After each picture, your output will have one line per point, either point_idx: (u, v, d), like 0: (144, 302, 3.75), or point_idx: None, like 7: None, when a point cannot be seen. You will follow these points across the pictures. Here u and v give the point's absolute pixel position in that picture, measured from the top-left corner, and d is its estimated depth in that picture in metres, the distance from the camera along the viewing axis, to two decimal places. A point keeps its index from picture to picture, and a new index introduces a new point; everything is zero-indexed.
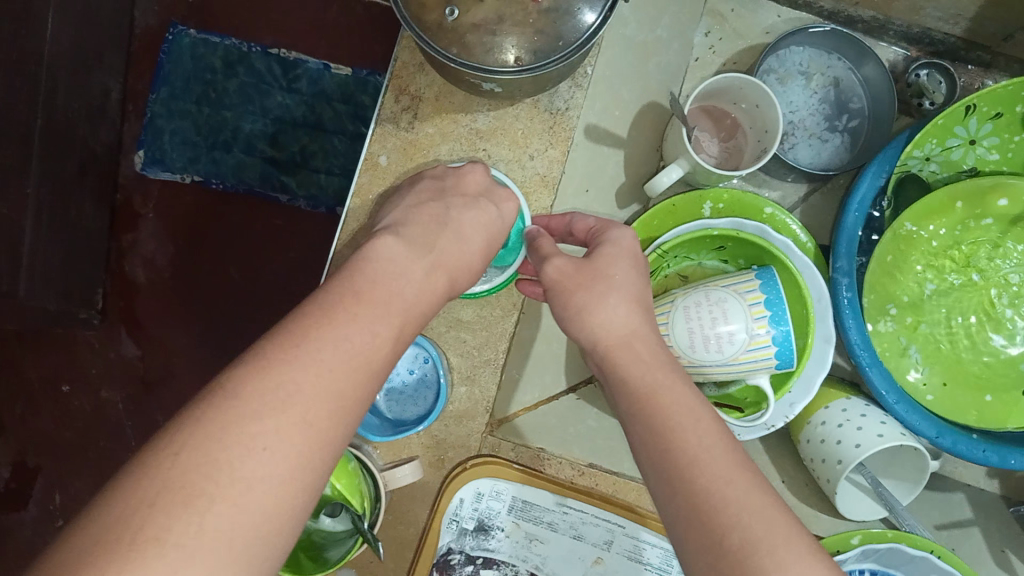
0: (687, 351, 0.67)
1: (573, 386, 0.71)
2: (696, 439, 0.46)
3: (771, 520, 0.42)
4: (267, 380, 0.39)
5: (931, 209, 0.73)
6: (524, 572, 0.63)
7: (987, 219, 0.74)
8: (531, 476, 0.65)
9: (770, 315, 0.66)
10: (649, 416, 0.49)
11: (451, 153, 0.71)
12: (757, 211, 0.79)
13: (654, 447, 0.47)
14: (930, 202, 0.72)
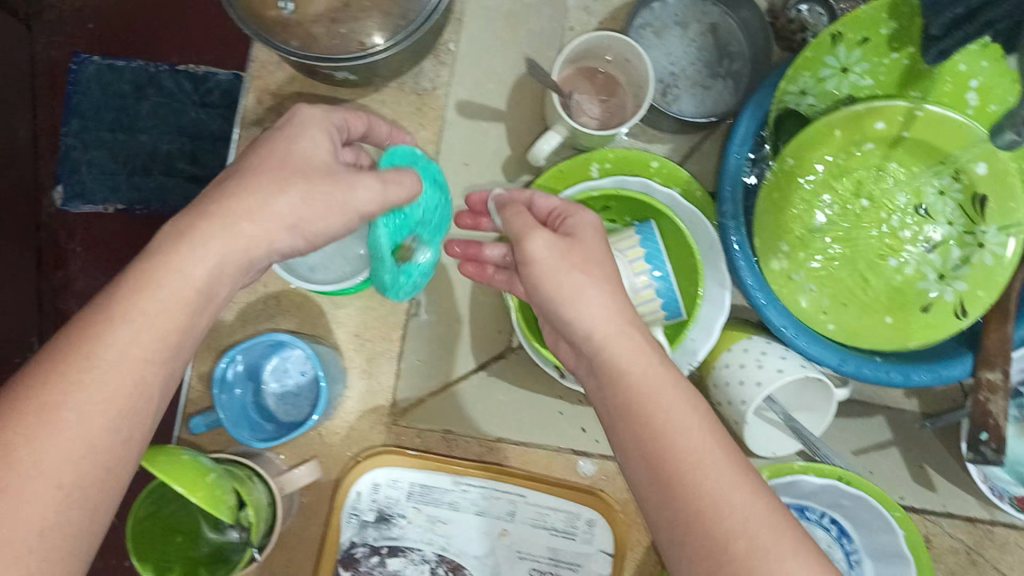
0: (579, 313, 0.67)
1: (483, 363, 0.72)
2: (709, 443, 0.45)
3: (777, 526, 0.43)
4: None
5: (810, 141, 0.72)
6: (431, 556, 0.60)
7: (869, 144, 0.75)
8: (425, 457, 0.61)
9: (652, 268, 0.66)
10: (611, 388, 0.50)
11: None
12: (643, 166, 0.78)
13: (625, 432, 0.48)
14: (808, 135, 0.72)
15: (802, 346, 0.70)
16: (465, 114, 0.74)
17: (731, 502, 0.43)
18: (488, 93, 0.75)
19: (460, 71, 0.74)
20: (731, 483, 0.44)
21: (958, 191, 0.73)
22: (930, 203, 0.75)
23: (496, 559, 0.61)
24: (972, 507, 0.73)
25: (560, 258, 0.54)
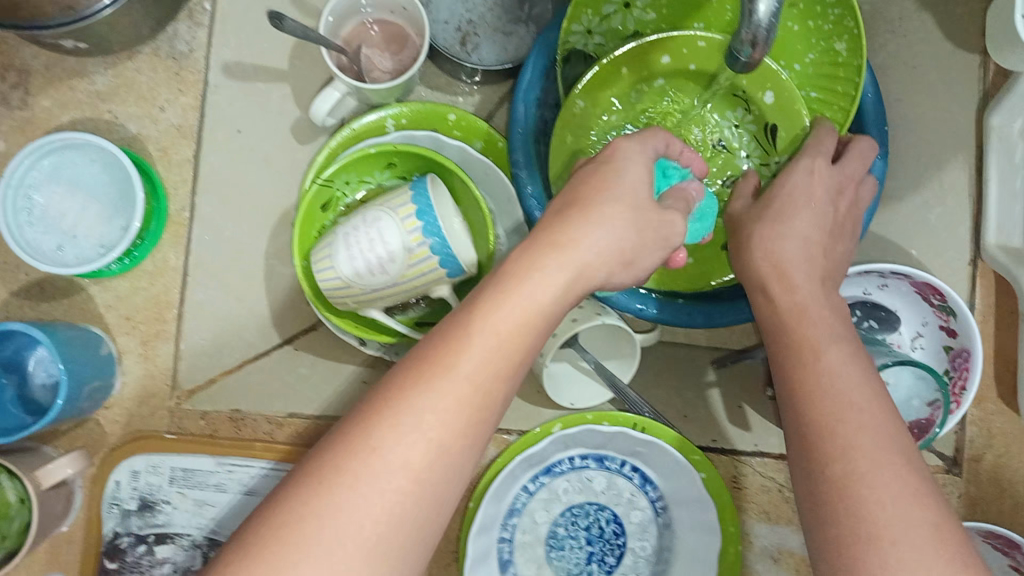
0: (354, 279, 0.63)
1: (292, 338, 0.71)
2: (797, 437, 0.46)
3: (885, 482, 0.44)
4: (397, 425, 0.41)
5: (598, 80, 0.69)
6: (200, 539, 0.65)
7: (658, 80, 0.71)
8: (183, 440, 0.66)
9: (424, 226, 0.62)
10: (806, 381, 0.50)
11: (75, 121, 0.69)
12: (439, 117, 0.74)
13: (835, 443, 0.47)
14: (596, 73, 0.68)
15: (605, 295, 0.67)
16: (234, 78, 0.71)
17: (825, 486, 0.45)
18: (262, 52, 0.72)
19: (218, 32, 0.71)
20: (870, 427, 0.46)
21: (752, 122, 0.70)
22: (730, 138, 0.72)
23: None
24: None
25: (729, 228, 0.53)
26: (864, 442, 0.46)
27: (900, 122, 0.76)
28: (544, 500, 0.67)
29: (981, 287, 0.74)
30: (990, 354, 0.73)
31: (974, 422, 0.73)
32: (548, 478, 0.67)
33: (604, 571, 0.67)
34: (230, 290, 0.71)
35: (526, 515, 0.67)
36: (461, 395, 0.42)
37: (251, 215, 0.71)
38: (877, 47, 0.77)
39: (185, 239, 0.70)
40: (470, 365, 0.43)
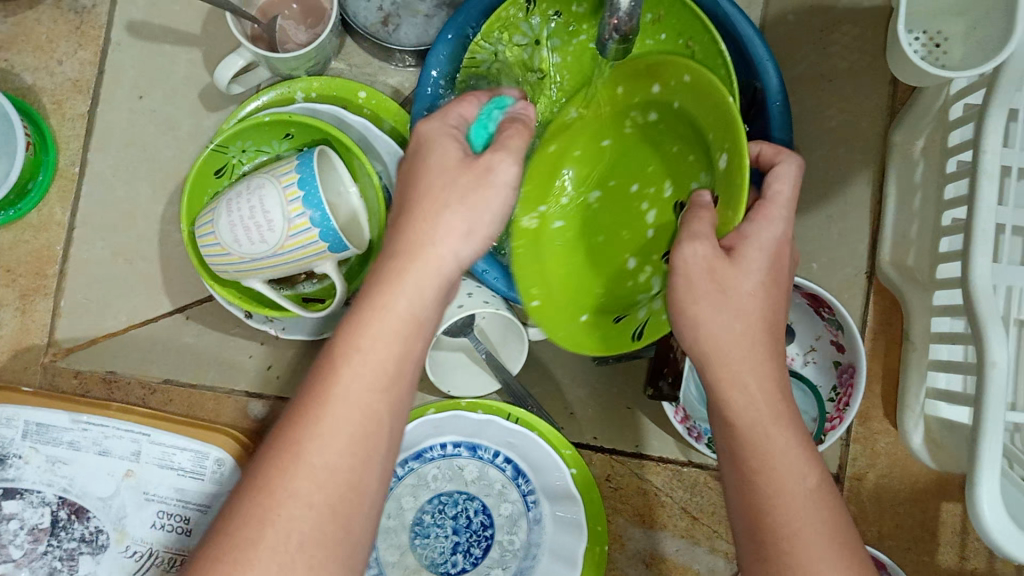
0: (233, 246, 0.63)
1: (184, 306, 0.70)
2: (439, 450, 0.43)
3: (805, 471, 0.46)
4: (330, 437, 0.43)
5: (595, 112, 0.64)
6: (51, 498, 0.60)
7: (619, 88, 0.63)
8: (42, 395, 0.60)
9: (303, 195, 0.62)
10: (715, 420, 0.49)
11: None
12: (350, 95, 0.74)
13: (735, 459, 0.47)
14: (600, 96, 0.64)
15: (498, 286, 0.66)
16: (140, 38, 0.72)
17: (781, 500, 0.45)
18: (172, 15, 0.72)
19: None
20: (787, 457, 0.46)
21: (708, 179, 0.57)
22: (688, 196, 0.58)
23: (121, 501, 0.60)
24: (669, 449, 0.69)
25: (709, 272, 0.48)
26: (782, 466, 0.46)
27: (810, 135, 0.77)
28: (413, 485, 0.67)
29: (875, 303, 0.74)
30: (880, 369, 0.73)
31: (857, 439, 0.73)
32: (417, 463, 0.67)
33: (469, 562, 0.67)
34: (122, 250, 0.71)
35: (392, 499, 0.67)
36: (353, 418, 0.44)
37: (146, 176, 0.71)
38: (796, 61, 0.78)
39: (73, 194, 0.71)
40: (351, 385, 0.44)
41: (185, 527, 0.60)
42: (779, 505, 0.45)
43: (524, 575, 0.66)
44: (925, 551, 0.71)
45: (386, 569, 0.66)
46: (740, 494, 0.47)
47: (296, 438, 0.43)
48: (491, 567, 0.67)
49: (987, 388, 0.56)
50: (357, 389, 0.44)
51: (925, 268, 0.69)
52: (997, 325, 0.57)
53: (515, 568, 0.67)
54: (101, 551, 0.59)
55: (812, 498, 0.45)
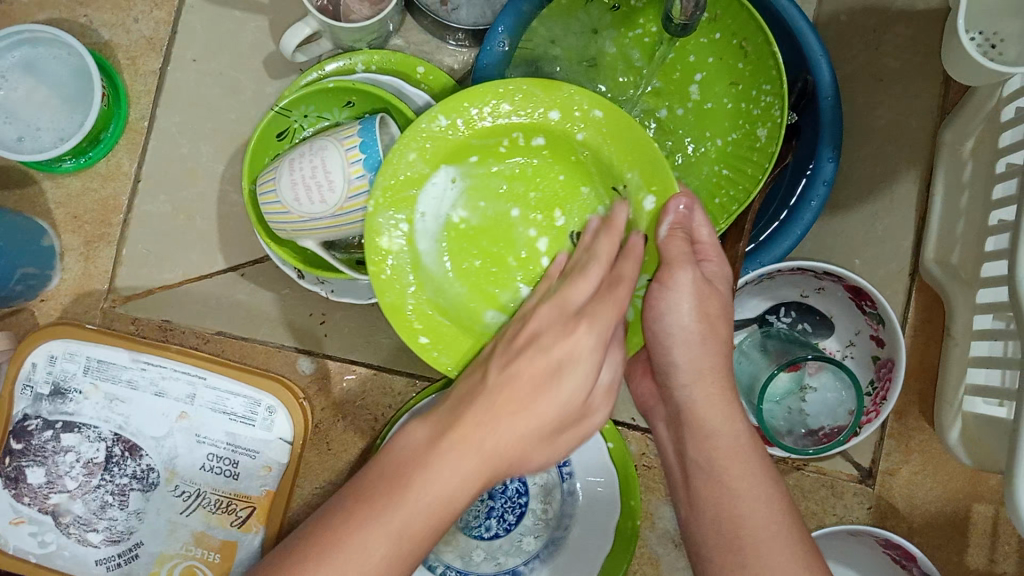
0: (291, 205, 0.64)
1: (239, 265, 0.72)
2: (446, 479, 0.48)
3: (765, 516, 0.49)
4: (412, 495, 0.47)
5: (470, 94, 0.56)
6: (107, 434, 0.62)
7: (536, 139, 0.59)
8: (104, 333, 0.62)
9: (365, 159, 0.64)
10: (692, 439, 0.53)
11: (52, 21, 0.74)
12: (409, 70, 0.75)
13: (701, 489, 0.52)
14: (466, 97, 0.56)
15: None
16: (212, 2, 0.74)
17: (747, 532, 0.48)
18: None
19: None
20: (746, 480, 0.50)
21: (616, 224, 0.59)
22: (589, 232, 0.61)
23: (173, 441, 0.62)
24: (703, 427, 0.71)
25: (699, 301, 0.55)
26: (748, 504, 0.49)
27: (859, 133, 0.78)
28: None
29: (914, 301, 0.75)
30: (916, 366, 0.74)
31: (892, 434, 0.73)
32: None
33: (503, 528, 0.68)
34: (182, 206, 0.73)
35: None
36: (429, 501, 0.47)
37: (209, 136, 0.74)
38: (848, 59, 0.79)
39: (140, 148, 0.73)
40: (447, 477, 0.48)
41: (233, 470, 0.62)
42: (735, 519, 0.49)
43: (555, 544, 0.67)
44: (954, 551, 0.71)
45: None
46: (699, 516, 0.52)
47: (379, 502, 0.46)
48: (523, 534, 0.68)
49: None
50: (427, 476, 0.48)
51: (969, 265, 0.70)
52: None
53: (546, 537, 0.68)
54: (150, 489, 0.62)
55: (762, 512, 0.49)
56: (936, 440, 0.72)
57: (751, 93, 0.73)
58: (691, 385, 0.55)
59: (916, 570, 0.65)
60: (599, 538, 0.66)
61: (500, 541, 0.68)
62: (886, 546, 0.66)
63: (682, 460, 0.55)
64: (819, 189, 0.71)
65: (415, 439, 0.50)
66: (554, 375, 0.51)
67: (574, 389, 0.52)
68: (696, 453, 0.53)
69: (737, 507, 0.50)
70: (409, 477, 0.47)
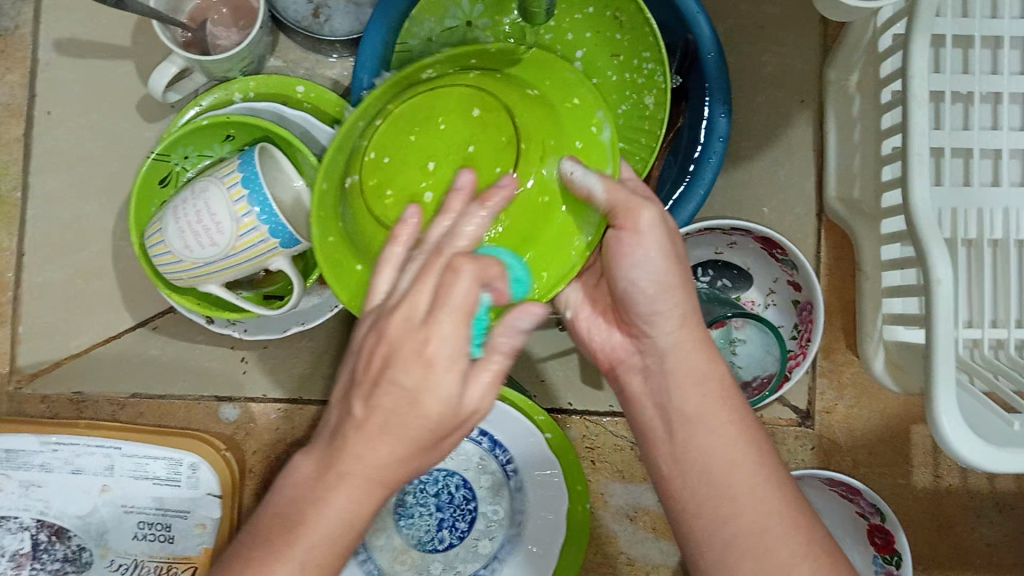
0: (184, 252, 0.63)
1: (147, 320, 0.70)
2: (367, 469, 0.41)
3: (765, 488, 0.49)
4: (320, 521, 0.41)
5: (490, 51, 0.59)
6: (29, 522, 0.60)
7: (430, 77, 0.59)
8: (6, 420, 0.60)
9: (249, 195, 0.62)
10: (680, 391, 0.52)
11: None
12: (289, 91, 0.72)
13: (688, 445, 0.51)
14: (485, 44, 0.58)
15: None
16: (68, 56, 0.71)
17: (737, 498, 0.49)
18: (100, 29, 0.71)
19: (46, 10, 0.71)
20: (737, 451, 0.50)
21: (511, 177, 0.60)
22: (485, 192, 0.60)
23: (101, 516, 0.60)
24: None
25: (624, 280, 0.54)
26: (744, 476, 0.49)
27: (749, 81, 0.78)
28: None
29: (827, 238, 0.76)
30: (838, 304, 0.75)
31: (824, 373, 0.74)
32: None
33: (456, 537, 0.68)
34: (77, 270, 0.70)
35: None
36: (329, 537, 0.41)
37: (90, 194, 0.71)
38: (728, 9, 0.78)
39: (19, 219, 0.70)
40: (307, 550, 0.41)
41: (168, 534, 0.60)
42: (728, 475, 0.49)
43: (511, 542, 0.67)
44: (900, 474, 0.73)
45: (374, 553, 0.67)
46: (688, 471, 0.51)
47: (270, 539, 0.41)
48: (478, 539, 0.68)
49: (934, 306, 0.57)
50: (339, 515, 0.41)
51: (870, 200, 0.70)
52: (940, 245, 0.58)
53: (501, 537, 0.68)
54: (86, 568, 0.60)
55: (757, 470, 0.49)
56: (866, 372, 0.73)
57: (633, 62, 0.72)
58: (677, 330, 0.53)
59: (862, 501, 0.67)
60: (553, 530, 0.66)
61: (456, 550, 0.67)
62: (831, 485, 0.67)
63: (663, 412, 0.53)
64: (715, 146, 0.71)
65: (352, 516, 0.42)
66: (403, 398, 0.40)
67: (427, 409, 0.41)
68: (683, 403, 0.52)
69: (727, 461, 0.50)
70: (323, 499, 0.41)
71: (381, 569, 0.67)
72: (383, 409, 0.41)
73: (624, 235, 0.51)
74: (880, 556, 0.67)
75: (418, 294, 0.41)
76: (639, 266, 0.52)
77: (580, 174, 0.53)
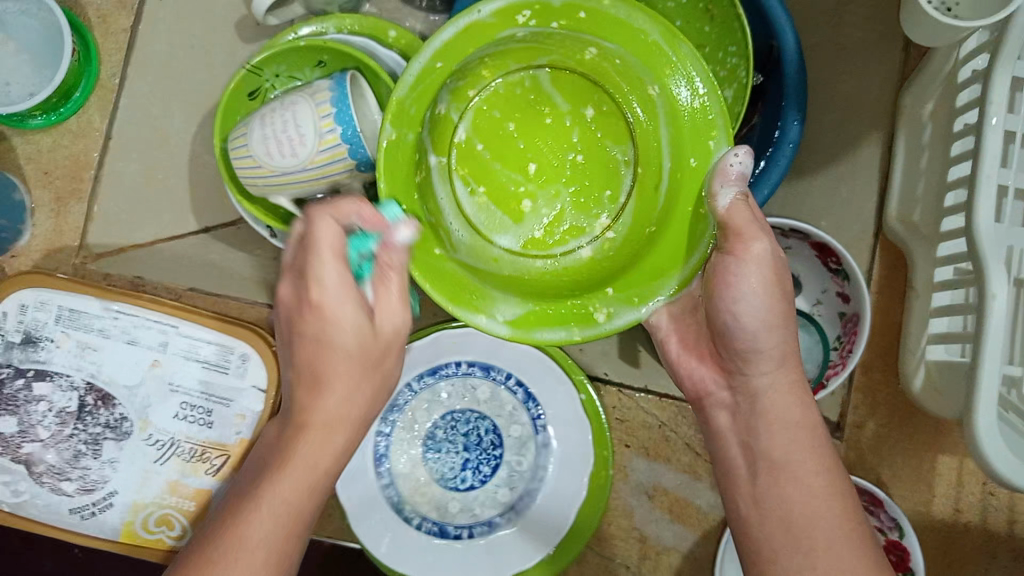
0: (263, 158, 0.65)
1: (208, 228, 0.71)
2: (279, 498, 0.47)
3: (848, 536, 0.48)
4: (250, 532, 0.46)
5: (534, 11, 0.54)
6: (79, 383, 0.61)
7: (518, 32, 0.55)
8: (73, 281, 0.61)
9: (336, 112, 0.64)
10: (767, 436, 0.52)
11: None
12: (381, 34, 0.74)
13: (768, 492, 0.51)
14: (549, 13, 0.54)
15: None
16: None
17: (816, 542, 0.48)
18: None
19: None
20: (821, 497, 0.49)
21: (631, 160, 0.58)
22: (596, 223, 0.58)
23: (146, 390, 0.61)
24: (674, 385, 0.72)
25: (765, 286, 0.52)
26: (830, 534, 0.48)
27: (825, 100, 0.79)
28: (427, 400, 0.69)
29: (880, 259, 0.76)
30: (882, 323, 0.74)
31: (859, 388, 0.74)
32: (432, 379, 0.69)
33: (478, 479, 0.68)
34: (155, 166, 0.71)
35: (407, 411, 0.69)
36: (299, 481, 0.48)
37: (178, 95, 0.72)
38: (817, 27, 0.80)
39: (111, 106, 0.71)
40: (287, 479, 0.48)
41: (207, 419, 0.61)
42: (806, 521, 0.49)
43: (530, 496, 0.68)
44: (921, 501, 0.73)
45: (397, 479, 0.68)
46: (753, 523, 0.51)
47: (239, 517, 0.46)
48: (499, 486, 0.68)
49: (985, 322, 0.58)
50: (306, 452, 0.49)
51: (929, 225, 0.71)
52: (998, 268, 0.59)
53: (521, 488, 0.68)
54: (124, 437, 0.61)
55: (836, 524, 0.48)
56: (901, 393, 0.73)
57: (718, 55, 0.74)
58: (774, 372, 0.53)
59: (883, 515, 0.67)
60: (577, 482, 0.67)
61: (477, 492, 0.68)
62: (854, 494, 0.68)
63: (748, 452, 0.53)
64: (788, 150, 0.72)
65: (314, 464, 0.49)
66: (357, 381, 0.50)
67: (337, 409, 0.49)
68: (769, 446, 0.52)
69: (810, 512, 0.49)
70: (245, 523, 0.46)
71: (402, 498, 0.68)
72: (335, 380, 0.49)
73: (728, 259, 0.52)
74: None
75: (329, 266, 0.47)
76: (743, 299, 0.52)
77: (725, 179, 0.51)
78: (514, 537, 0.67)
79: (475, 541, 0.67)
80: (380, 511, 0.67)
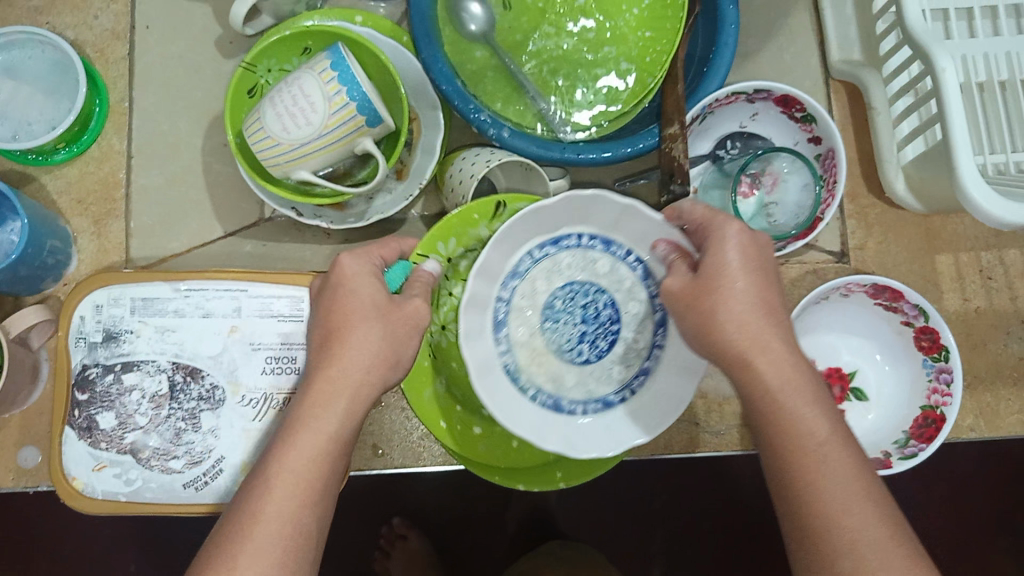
0: (282, 135, 0.70)
1: (231, 231, 0.77)
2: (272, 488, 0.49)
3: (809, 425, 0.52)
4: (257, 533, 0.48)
5: (449, 229, 0.67)
6: (166, 364, 0.65)
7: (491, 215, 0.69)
8: (141, 271, 0.66)
9: (339, 76, 0.69)
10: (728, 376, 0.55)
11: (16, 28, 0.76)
12: (348, 19, 0.81)
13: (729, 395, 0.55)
14: (445, 226, 0.67)
15: (520, 147, 0.76)
16: None
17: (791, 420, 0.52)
18: None
19: None
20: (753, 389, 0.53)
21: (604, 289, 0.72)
22: None
23: (231, 355, 0.65)
24: None
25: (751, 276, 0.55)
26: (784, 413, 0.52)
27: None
28: (547, 269, 0.67)
29: (837, 102, 0.84)
30: (859, 154, 0.82)
31: (852, 217, 0.81)
32: (553, 248, 0.67)
33: (595, 353, 0.68)
34: (175, 175, 0.76)
35: (527, 279, 0.67)
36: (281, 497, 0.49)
37: (184, 112, 0.77)
38: None
39: (126, 127, 0.76)
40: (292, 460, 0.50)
41: (294, 368, 0.65)
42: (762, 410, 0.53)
43: (646, 373, 0.67)
44: (934, 302, 0.80)
45: (514, 345, 0.66)
46: (755, 401, 0.53)
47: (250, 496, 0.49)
48: (613, 363, 0.68)
49: (945, 97, 0.66)
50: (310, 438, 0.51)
51: (873, 54, 0.79)
52: (942, 49, 0.67)
53: (636, 366, 0.67)
54: (219, 406, 0.65)
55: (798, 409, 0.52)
56: (890, 210, 0.81)
57: None
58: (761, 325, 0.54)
59: (905, 306, 0.73)
60: (686, 376, 0.65)
61: (591, 367, 0.67)
62: (876, 295, 0.74)
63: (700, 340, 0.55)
64: (729, 30, 0.78)
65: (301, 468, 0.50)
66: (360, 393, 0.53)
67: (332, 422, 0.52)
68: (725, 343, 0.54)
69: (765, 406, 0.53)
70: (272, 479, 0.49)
71: (518, 366, 0.66)
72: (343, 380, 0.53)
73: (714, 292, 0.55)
74: (929, 357, 0.74)
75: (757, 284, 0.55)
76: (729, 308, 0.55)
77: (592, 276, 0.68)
78: (626, 415, 0.66)
79: (588, 419, 0.66)
80: (497, 371, 0.64)
